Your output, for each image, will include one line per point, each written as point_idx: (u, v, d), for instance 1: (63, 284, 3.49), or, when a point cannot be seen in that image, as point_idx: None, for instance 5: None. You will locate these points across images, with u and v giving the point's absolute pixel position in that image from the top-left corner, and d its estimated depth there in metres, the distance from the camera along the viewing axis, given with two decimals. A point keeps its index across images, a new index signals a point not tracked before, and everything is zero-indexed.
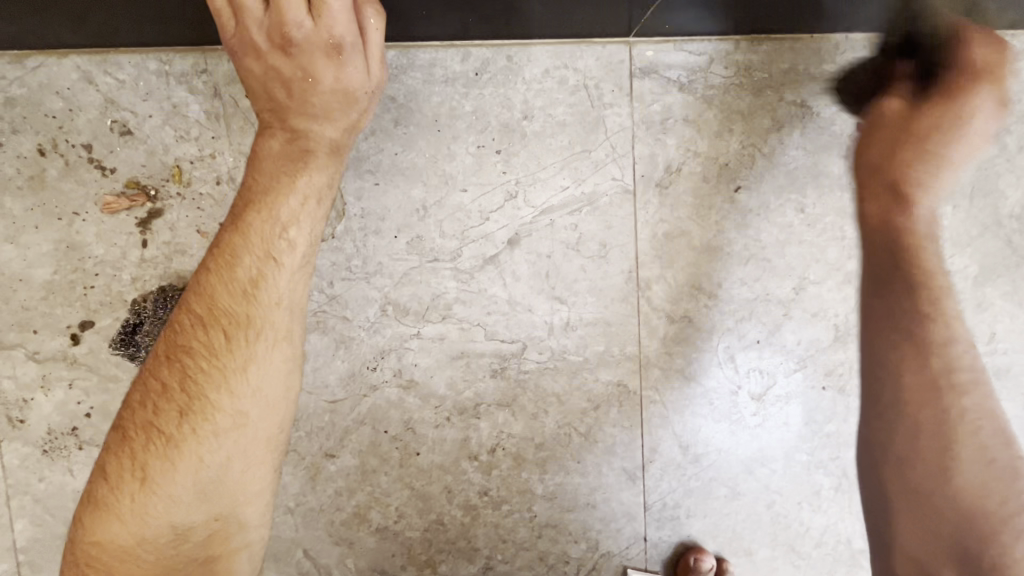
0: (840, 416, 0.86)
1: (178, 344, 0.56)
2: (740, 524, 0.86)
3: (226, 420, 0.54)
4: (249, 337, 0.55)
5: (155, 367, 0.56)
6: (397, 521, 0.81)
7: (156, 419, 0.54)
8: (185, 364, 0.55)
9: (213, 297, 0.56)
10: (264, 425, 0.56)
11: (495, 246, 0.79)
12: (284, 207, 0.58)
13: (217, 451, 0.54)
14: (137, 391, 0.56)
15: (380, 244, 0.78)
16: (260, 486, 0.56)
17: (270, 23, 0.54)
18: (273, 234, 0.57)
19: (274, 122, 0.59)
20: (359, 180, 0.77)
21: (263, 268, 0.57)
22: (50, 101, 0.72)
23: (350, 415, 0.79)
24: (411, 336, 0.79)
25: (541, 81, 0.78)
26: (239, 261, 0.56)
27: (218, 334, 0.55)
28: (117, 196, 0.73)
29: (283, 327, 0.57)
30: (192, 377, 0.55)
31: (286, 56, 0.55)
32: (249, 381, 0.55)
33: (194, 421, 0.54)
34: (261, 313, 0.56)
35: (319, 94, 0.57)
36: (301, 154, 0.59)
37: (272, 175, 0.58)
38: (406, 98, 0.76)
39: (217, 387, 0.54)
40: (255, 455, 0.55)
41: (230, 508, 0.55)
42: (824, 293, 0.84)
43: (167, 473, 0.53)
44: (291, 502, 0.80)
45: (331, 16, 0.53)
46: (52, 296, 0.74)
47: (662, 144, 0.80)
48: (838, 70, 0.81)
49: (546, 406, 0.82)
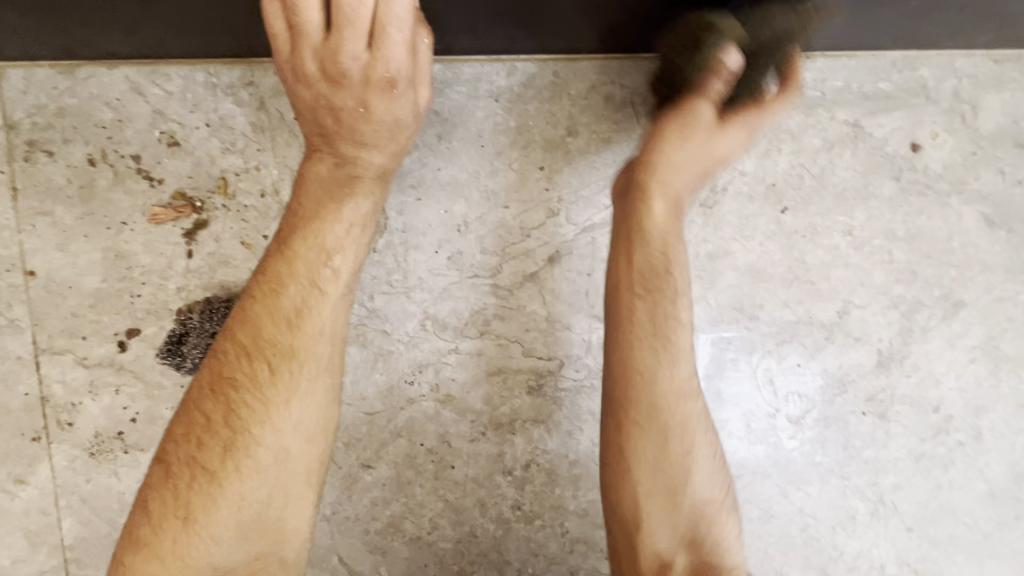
0: (878, 442, 0.85)
1: (220, 377, 0.56)
2: (772, 546, 0.86)
3: (269, 456, 0.55)
4: (293, 369, 0.56)
5: (195, 399, 0.57)
6: (430, 532, 0.82)
7: (199, 456, 0.55)
8: (229, 397, 0.56)
9: (258, 328, 0.57)
10: (304, 458, 0.57)
11: (537, 262, 0.78)
12: (328, 237, 0.59)
13: (261, 486, 0.55)
14: (179, 425, 0.56)
15: (421, 258, 0.78)
16: (300, 521, 0.57)
17: (326, 51, 0.55)
18: (319, 264, 0.58)
19: (322, 146, 0.59)
20: (402, 195, 0.76)
21: (308, 297, 0.57)
22: (101, 112, 0.73)
23: (386, 427, 0.80)
24: (449, 351, 0.79)
25: (586, 97, 0.76)
26: (284, 290, 0.57)
27: (260, 368, 0.56)
28: (165, 207, 0.74)
29: (325, 356, 0.58)
30: (235, 410, 0.55)
31: (340, 84, 0.56)
32: (292, 415, 0.56)
33: (238, 458, 0.55)
34: (305, 343, 0.57)
35: (371, 123, 0.58)
36: (347, 179, 0.59)
37: (318, 202, 0.59)
38: (451, 113, 0.76)
39: (262, 421, 0.55)
40: (296, 489, 0.56)
41: (272, 544, 0.56)
42: (869, 318, 0.82)
43: (212, 512, 0.54)
44: (327, 510, 0.81)
45: (390, 49, 0.55)
46: (100, 303, 0.75)
47: None
48: (892, 88, 0.79)
49: (581, 423, 0.81)
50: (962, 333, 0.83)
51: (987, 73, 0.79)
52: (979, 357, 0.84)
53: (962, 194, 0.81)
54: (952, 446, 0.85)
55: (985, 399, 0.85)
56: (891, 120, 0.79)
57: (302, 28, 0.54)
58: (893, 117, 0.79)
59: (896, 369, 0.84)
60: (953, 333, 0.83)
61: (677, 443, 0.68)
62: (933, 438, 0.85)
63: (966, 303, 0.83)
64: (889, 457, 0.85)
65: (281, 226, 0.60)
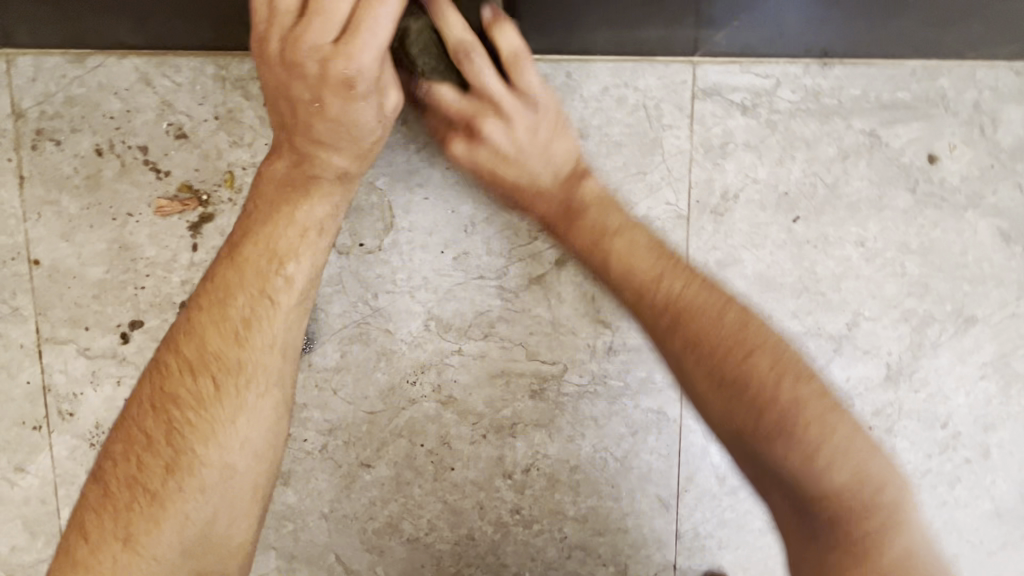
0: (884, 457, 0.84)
1: (163, 393, 0.55)
2: (772, 558, 0.85)
3: (213, 475, 0.53)
4: (240, 386, 0.55)
5: (137, 414, 0.55)
6: (428, 533, 0.81)
7: (140, 475, 0.53)
8: (171, 414, 0.54)
9: (204, 341, 0.55)
10: (251, 476, 0.55)
11: (544, 265, 0.78)
12: (280, 245, 0.57)
13: (204, 507, 0.53)
14: (121, 441, 0.55)
15: (426, 258, 0.77)
16: (245, 538, 0.56)
17: (290, 36, 0.52)
18: (270, 274, 0.56)
19: (282, 139, 0.58)
20: (409, 194, 0.76)
21: (256, 308, 0.56)
22: (109, 102, 0.72)
23: (387, 427, 0.79)
24: (452, 352, 0.78)
25: (599, 100, 0.76)
26: (232, 301, 0.56)
27: (203, 384, 0.54)
28: (171, 200, 0.74)
29: (274, 371, 0.56)
30: (177, 427, 0.54)
31: (299, 76, 0.53)
32: (237, 432, 0.54)
33: (181, 478, 0.53)
34: (251, 357, 0.55)
35: (324, 122, 0.54)
36: (306, 180, 0.57)
37: (273, 203, 0.57)
38: None
39: (205, 439, 0.53)
40: (241, 508, 0.55)
41: (214, 564, 0.54)
42: (878, 330, 0.81)
43: (153, 534, 0.52)
44: (325, 508, 0.80)
45: (354, 48, 0.51)
46: (104, 294, 0.75)
47: (719, 169, 0.77)
48: (911, 97, 0.77)
49: (584, 428, 0.81)
50: (973, 349, 0.82)
51: (1009, 85, 0.77)
52: (990, 373, 0.83)
53: (979, 208, 0.79)
54: (959, 464, 0.84)
55: (995, 416, 0.83)
56: (908, 131, 0.78)
57: (279, 8, 0.52)
58: (910, 128, 0.78)
59: (904, 383, 0.82)
60: (963, 348, 0.82)
61: (724, 395, 0.69)
62: (940, 455, 0.84)
63: (978, 319, 0.82)
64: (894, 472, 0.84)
65: (234, 232, 0.59)
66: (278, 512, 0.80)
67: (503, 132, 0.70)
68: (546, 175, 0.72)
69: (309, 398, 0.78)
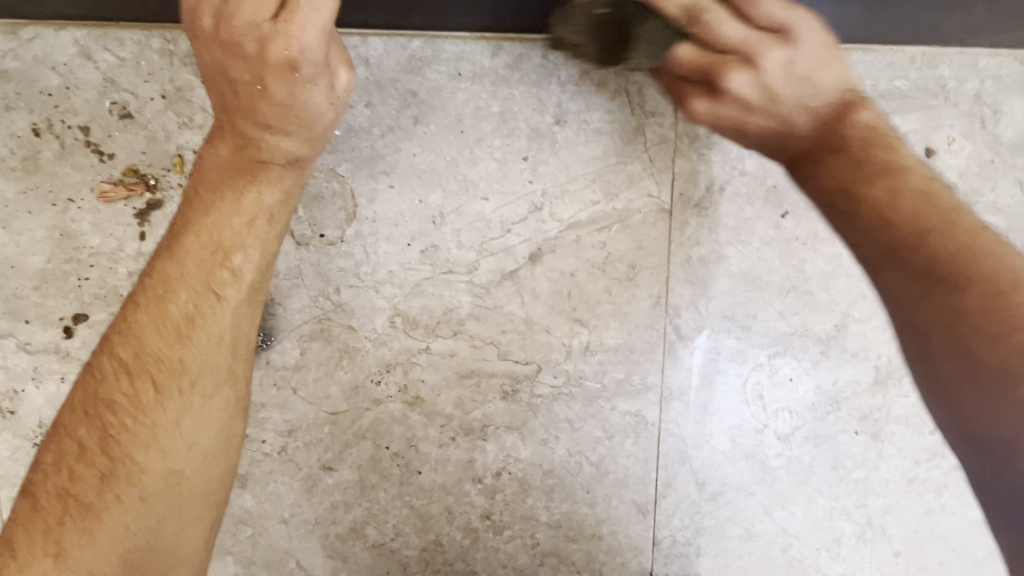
0: (870, 463, 0.81)
1: (96, 399, 0.49)
2: (752, 566, 0.82)
3: (156, 483, 0.48)
4: (183, 387, 0.50)
5: (69, 423, 0.50)
6: (394, 538, 0.78)
7: (73, 486, 0.48)
8: (106, 420, 0.49)
9: (141, 340, 0.50)
10: (200, 482, 0.50)
11: (517, 260, 0.73)
12: (227, 235, 0.52)
13: (147, 517, 0.48)
14: (50, 452, 0.49)
15: (392, 250, 0.72)
16: (195, 546, 0.51)
17: (224, 12, 0.46)
18: (216, 267, 0.51)
19: (223, 122, 0.52)
20: (373, 182, 0.71)
21: (200, 304, 0.51)
22: (47, 78, 0.67)
23: (351, 429, 0.75)
24: (419, 350, 0.74)
25: (577, 83, 0.71)
26: (172, 297, 0.50)
27: (140, 387, 0.49)
28: (115, 184, 0.68)
29: (222, 369, 0.51)
30: (112, 435, 0.48)
31: (237, 56, 0.48)
32: (182, 436, 0.49)
33: (118, 488, 0.48)
34: (195, 356, 0.50)
35: (269, 104, 0.49)
36: (252, 165, 0.52)
37: (215, 192, 0.52)
38: (429, 93, 0.70)
39: (144, 445, 0.48)
40: (191, 515, 0.50)
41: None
42: (868, 332, 0.78)
43: (87, 550, 0.47)
44: (285, 512, 0.77)
45: (296, 26, 0.45)
46: (44, 285, 0.70)
47: (705, 159, 0.73)
48: (910, 86, 0.73)
49: (558, 432, 0.77)
50: None
51: (1013, 75, 0.73)
52: None
53: (977, 206, 0.75)
54: (947, 470, 0.81)
55: None
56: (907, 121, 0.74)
57: None
58: (907, 118, 0.74)
59: (893, 387, 0.79)
60: None
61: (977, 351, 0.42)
62: (927, 461, 0.81)
63: None
64: (880, 479, 0.81)
65: (174, 225, 0.54)
66: (236, 516, 0.76)
67: (754, 78, 0.53)
68: (804, 118, 0.54)
69: (268, 397, 0.74)
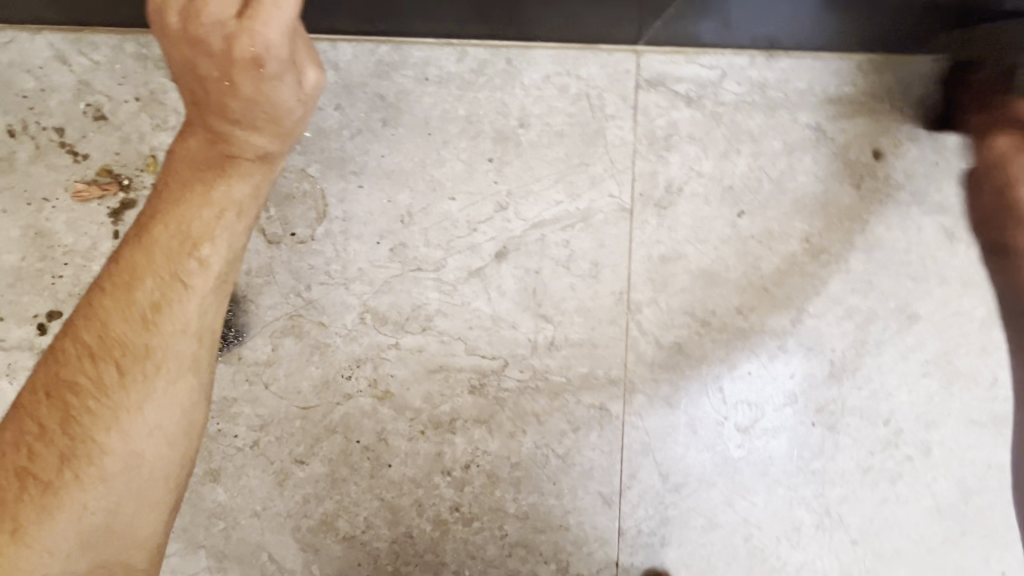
0: (827, 453, 0.84)
1: (60, 379, 0.51)
2: (715, 555, 0.84)
3: (117, 463, 0.50)
4: (148, 372, 0.51)
5: (30, 402, 0.51)
6: (365, 531, 0.79)
7: (32, 464, 0.49)
8: (68, 401, 0.50)
9: (107, 324, 0.51)
10: (161, 463, 0.53)
11: (484, 258, 0.76)
12: (194, 225, 0.53)
13: (108, 495, 0.50)
14: (8, 431, 0.50)
15: (361, 249, 0.74)
16: (155, 526, 0.53)
17: (188, 7, 0.46)
18: (183, 255, 0.53)
19: (194, 117, 0.53)
20: (343, 182, 0.73)
21: (167, 292, 0.52)
22: (22, 80, 0.69)
23: (322, 423, 0.77)
24: (389, 346, 0.76)
25: (540, 87, 0.74)
26: (137, 284, 0.52)
27: (106, 369, 0.51)
28: (88, 184, 0.70)
29: (187, 356, 0.53)
30: (76, 415, 0.50)
31: (204, 52, 0.48)
32: (145, 419, 0.51)
33: (78, 467, 0.49)
34: (160, 343, 0.52)
35: (239, 101, 0.50)
36: (222, 159, 0.54)
37: (184, 183, 0.54)
38: (397, 97, 0.72)
39: (107, 427, 0.50)
40: (150, 495, 0.52)
41: (119, 556, 0.52)
42: (822, 327, 0.81)
43: (45, 525, 0.48)
44: (257, 506, 0.78)
45: (260, 22, 0.46)
46: (18, 283, 0.71)
47: (663, 161, 0.76)
48: (856, 91, 0.78)
49: (525, 425, 0.79)
50: (915, 347, 0.82)
51: None
52: (932, 371, 0.83)
53: (923, 205, 0.79)
54: (901, 460, 0.84)
55: (936, 413, 0.84)
56: (855, 124, 0.78)
57: None
58: (855, 123, 0.78)
59: (847, 380, 0.82)
60: (906, 346, 0.82)
61: None
62: (882, 452, 0.84)
63: (921, 316, 0.81)
64: (837, 469, 0.84)
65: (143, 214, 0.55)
66: (208, 510, 0.78)
67: None
68: None
69: (239, 392, 0.76)
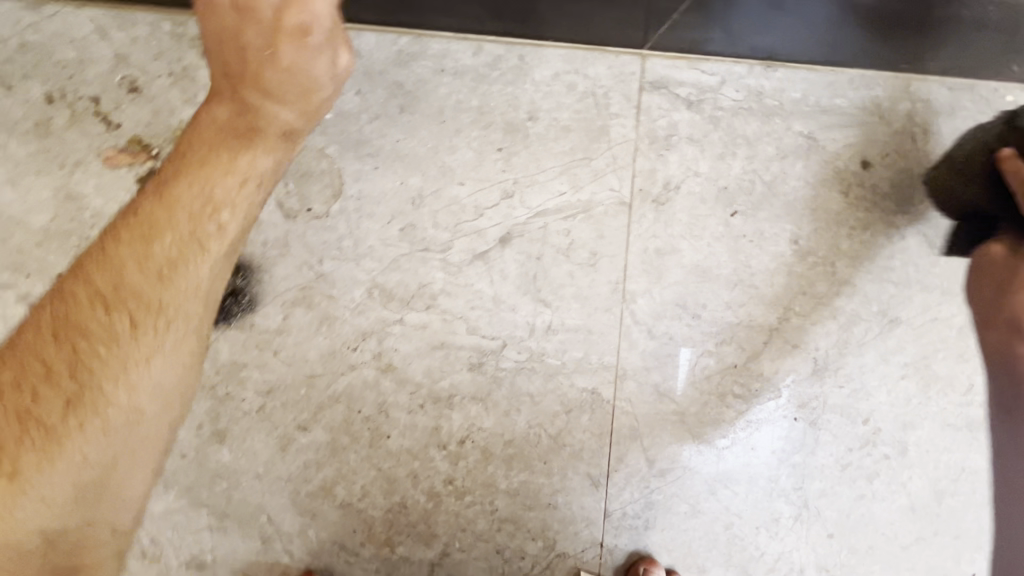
0: (808, 448, 0.87)
1: (65, 325, 0.50)
2: (696, 541, 0.87)
3: (120, 418, 0.50)
4: (159, 327, 0.52)
5: (29, 345, 0.49)
6: (361, 498, 0.83)
7: (28, 409, 0.48)
8: (74, 348, 0.49)
9: (122, 274, 0.51)
10: (157, 423, 0.53)
11: (488, 242, 0.80)
12: (221, 187, 0.55)
13: (106, 451, 0.50)
14: (3, 372, 0.48)
15: (373, 227, 0.78)
16: (143, 486, 0.54)
17: None
18: (207, 215, 0.54)
19: (224, 86, 0.56)
20: (359, 163, 0.77)
21: (185, 250, 0.53)
22: (63, 51, 0.74)
23: (326, 391, 0.81)
24: (394, 321, 0.80)
25: (550, 84, 0.78)
26: (158, 237, 0.52)
27: (118, 320, 0.50)
28: (120, 151, 0.74)
29: (195, 316, 0.54)
30: (82, 363, 0.49)
31: (251, 20, 0.52)
32: (151, 375, 0.51)
33: (81, 417, 0.49)
34: (175, 299, 0.52)
35: (276, 70, 0.54)
36: (247, 131, 0.57)
37: (209, 145, 0.55)
38: (415, 85, 0.77)
39: (114, 378, 0.50)
40: (145, 454, 0.53)
41: (110, 511, 0.52)
42: (807, 326, 0.85)
43: (40, 474, 0.47)
44: (259, 469, 0.81)
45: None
46: (45, 242, 0.75)
47: (663, 160, 0.81)
48: (849, 103, 0.82)
49: (519, 404, 0.83)
50: (896, 350, 0.86)
51: (939, 100, 0.83)
52: (911, 373, 0.87)
53: (908, 215, 0.84)
54: (878, 458, 0.88)
55: (913, 415, 0.87)
56: (847, 134, 0.82)
57: None
58: (846, 133, 0.82)
59: (829, 378, 0.86)
60: (886, 349, 0.86)
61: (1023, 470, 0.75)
62: (860, 449, 0.88)
63: (902, 320, 0.85)
64: (816, 463, 0.87)
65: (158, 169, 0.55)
66: (212, 470, 0.81)
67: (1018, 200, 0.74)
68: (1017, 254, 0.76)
69: (249, 358, 0.79)
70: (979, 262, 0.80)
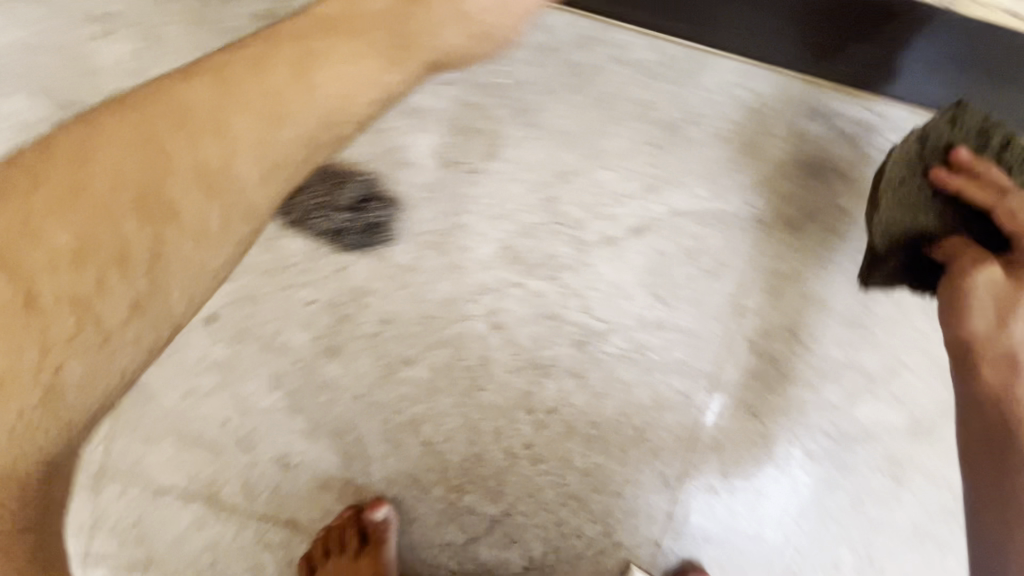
0: (885, 503, 0.86)
1: (154, 193, 0.56)
2: (750, 565, 0.88)
3: (166, 293, 0.58)
4: (229, 220, 0.59)
5: (114, 198, 0.55)
6: (443, 441, 0.87)
7: (98, 257, 0.55)
8: (157, 212, 0.56)
9: (226, 160, 0.58)
10: (188, 303, 0.60)
11: (621, 229, 0.83)
12: (308, 116, 0.60)
13: (146, 319, 0.58)
14: (89, 210, 0.54)
15: (517, 192, 0.83)
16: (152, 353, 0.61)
17: None
18: (319, 132, 0.61)
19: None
20: (520, 130, 0.82)
21: (289, 156, 0.60)
22: None
23: (437, 333, 0.86)
24: (514, 284, 0.84)
25: (715, 93, 0.81)
26: (272, 139, 0.59)
27: (206, 213, 0.58)
28: None
29: (256, 217, 0.61)
30: (164, 240, 0.57)
31: None
32: (202, 261, 0.59)
33: (137, 281, 0.56)
34: (256, 196, 0.59)
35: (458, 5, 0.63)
36: (397, 49, 0.63)
37: (353, 59, 0.62)
38: (589, 69, 0.81)
39: (176, 255, 0.57)
40: (167, 327, 0.61)
41: (129, 369, 0.60)
42: (914, 382, 0.84)
43: (89, 322, 0.55)
44: (360, 390, 0.87)
45: None
46: None
47: (808, 188, 0.82)
48: None
49: (612, 389, 0.85)
50: None
51: None
52: None
53: None
54: (956, 532, 0.86)
55: None
56: None
57: None
58: None
59: (924, 439, 0.85)
60: None
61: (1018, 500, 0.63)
62: (940, 518, 0.86)
63: None
64: (890, 520, 0.86)
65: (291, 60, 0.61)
66: (317, 381, 0.87)
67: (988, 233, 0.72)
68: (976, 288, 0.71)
69: (376, 287, 0.85)
70: (958, 297, 0.72)
